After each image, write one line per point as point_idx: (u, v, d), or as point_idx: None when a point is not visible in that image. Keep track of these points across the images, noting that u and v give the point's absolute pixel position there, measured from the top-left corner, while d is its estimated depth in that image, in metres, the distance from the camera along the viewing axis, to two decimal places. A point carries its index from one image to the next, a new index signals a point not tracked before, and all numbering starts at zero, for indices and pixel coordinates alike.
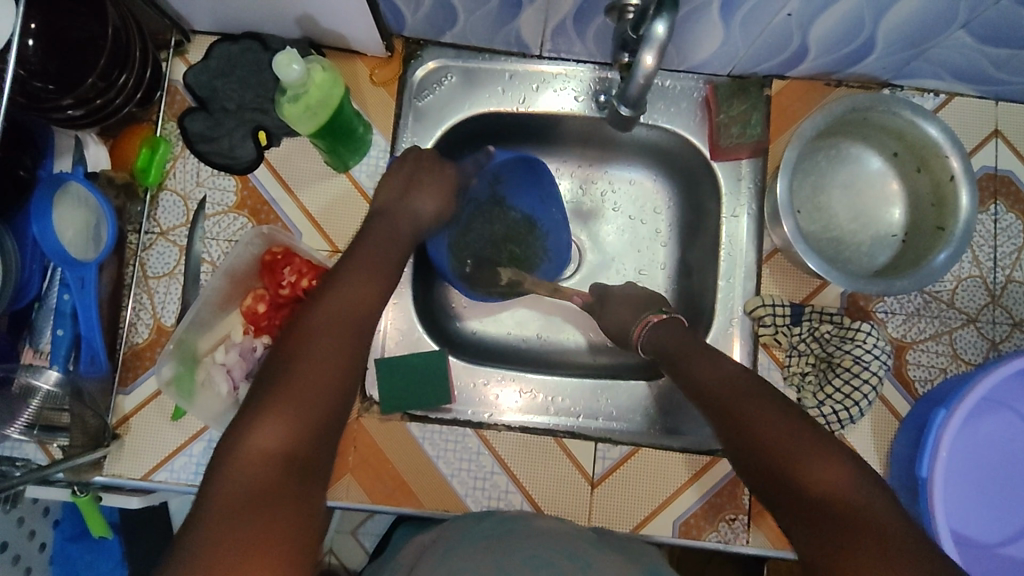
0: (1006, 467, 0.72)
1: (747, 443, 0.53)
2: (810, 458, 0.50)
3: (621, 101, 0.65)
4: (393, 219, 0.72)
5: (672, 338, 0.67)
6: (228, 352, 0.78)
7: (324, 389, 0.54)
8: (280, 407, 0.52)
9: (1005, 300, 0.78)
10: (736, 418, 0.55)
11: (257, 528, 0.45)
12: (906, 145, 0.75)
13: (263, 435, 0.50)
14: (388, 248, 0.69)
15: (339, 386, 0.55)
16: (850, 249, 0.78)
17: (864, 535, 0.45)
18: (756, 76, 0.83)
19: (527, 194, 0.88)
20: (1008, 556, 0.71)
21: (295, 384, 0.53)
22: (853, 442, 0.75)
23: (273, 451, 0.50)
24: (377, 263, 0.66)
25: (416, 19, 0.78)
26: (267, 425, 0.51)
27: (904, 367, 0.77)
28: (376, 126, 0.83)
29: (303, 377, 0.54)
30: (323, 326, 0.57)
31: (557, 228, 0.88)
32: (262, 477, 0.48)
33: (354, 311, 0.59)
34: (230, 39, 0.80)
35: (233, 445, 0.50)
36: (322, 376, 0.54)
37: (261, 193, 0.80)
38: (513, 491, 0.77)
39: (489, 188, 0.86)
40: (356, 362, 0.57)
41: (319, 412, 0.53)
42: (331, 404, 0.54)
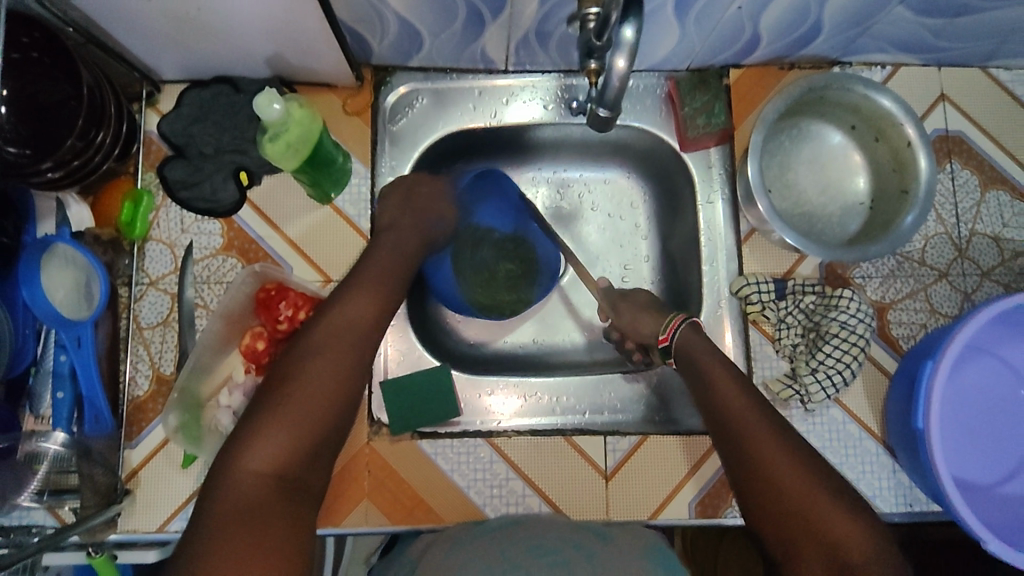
0: (991, 408, 0.76)
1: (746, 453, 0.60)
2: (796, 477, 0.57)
3: (599, 105, 0.64)
4: (389, 250, 0.73)
5: (696, 339, 0.70)
6: (231, 394, 0.77)
7: (321, 411, 0.57)
8: (272, 426, 0.55)
9: (971, 252, 0.82)
10: (743, 433, 0.60)
11: (248, 541, 0.49)
12: (862, 116, 0.79)
13: (255, 455, 0.53)
14: (383, 269, 0.70)
15: (327, 408, 0.58)
16: (822, 223, 0.81)
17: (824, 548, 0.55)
18: (713, 67, 0.87)
19: (492, 210, 0.91)
20: (1007, 494, 0.74)
21: (287, 407, 0.56)
22: (849, 404, 0.78)
23: (269, 468, 0.53)
24: (372, 282, 0.68)
25: (383, 47, 0.80)
26: (261, 446, 0.54)
27: (887, 326, 0.80)
28: (354, 154, 0.84)
29: (301, 400, 0.57)
30: (316, 349, 0.60)
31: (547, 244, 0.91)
32: (252, 497, 0.52)
33: (351, 334, 0.62)
34: (200, 85, 0.81)
35: (228, 463, 0.53)
36: (318, 400, 0.57)
37: (247, 232, 0.81)
38: (529, 494, 0.78)
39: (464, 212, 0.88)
40: (351, 384, 0.60)
41: (319, 425, 0.57)
42: (327, 423, 0.57)
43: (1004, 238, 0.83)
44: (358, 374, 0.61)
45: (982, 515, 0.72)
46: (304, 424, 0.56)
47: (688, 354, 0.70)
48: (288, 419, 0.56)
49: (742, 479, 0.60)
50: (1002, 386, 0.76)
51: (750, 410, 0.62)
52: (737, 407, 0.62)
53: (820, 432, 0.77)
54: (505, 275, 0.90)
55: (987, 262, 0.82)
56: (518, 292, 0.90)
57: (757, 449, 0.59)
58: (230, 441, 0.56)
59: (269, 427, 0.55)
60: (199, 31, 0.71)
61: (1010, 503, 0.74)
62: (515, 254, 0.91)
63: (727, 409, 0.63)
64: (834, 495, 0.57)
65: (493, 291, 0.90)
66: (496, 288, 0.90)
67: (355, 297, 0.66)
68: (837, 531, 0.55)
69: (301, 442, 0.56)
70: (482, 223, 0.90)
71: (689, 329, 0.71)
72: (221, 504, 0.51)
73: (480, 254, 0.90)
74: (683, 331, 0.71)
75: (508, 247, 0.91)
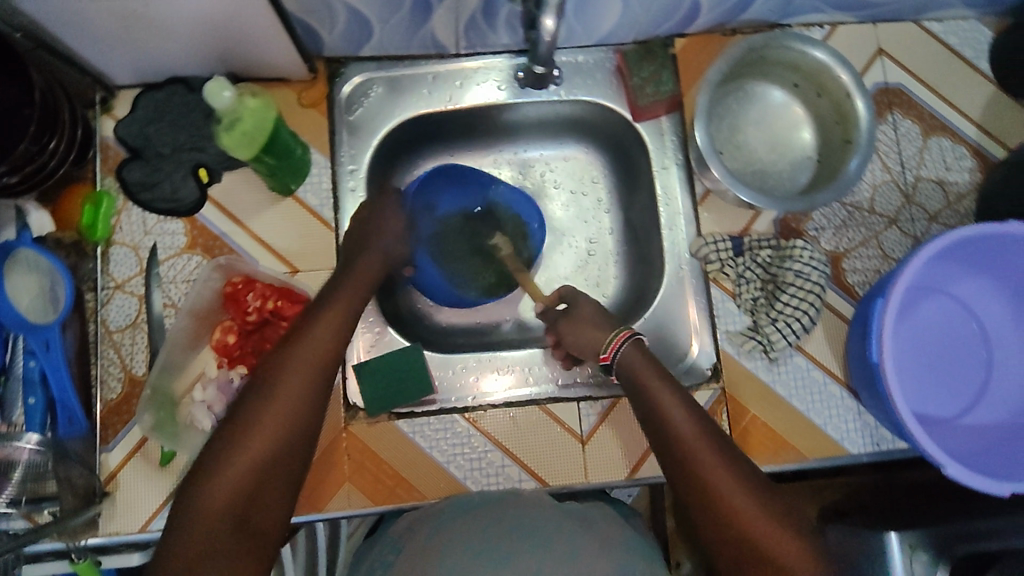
0: (946, 345, 0.79)
1: (686, 473, 0.62)
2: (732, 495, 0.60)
3: (535, 61, 0.72)
4: (354, 276, 0.74)
5: (639, 356, 0.70)
6: (205, 389, 0.78)
7: (275, 449, 0.60)
8: (230, 470, 0.58)
9: (918, 198, 0.85)
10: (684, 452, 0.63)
11: None
12: (802, 74, 0.82)
13: (211, 499, 0.57)
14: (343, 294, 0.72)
15: (287, 432, 0.61)
16: (773, 179, 0.84)
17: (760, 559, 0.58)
18: (658, 38, 0.89)
19: (448, 193, 0.90)
20: (969, 425, 0.76)
21: (243, 450, 0.59)
22: (812, 351, 0.81)
23: (227, 495, 0.57)
24: (334, 307, 0.70)
25: (333, 37, 0.81)
26: (216, 490, 0.57)
27: (842, 274, 0.83)
28: (313, 146, 0.84)
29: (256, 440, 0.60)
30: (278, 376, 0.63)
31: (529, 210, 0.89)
32: (210, 539, 0.56)
33: (307, 369, 0.64)
34: (154, 88, 0.82)
35: (188, 506, 0.57)
36: (275, 427, 0.60)
37: (210, 229, 0.82)
38: (508, 464, 0.79)
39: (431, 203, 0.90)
40: (306, 418, 0.62)
41: (275, 460, 0.60)
42: (283, 458, 0.60)
43: (949, 182, 0.86)
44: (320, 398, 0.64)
45: (946, 446, 0.75)
46: (255, 458, 0.59)
47: (631, 373, 0.70)
48: (246, 460, 0.59)
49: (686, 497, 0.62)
50: (955, 323, 0.79)
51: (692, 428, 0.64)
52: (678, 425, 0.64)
53: (785, 381, 0.80)
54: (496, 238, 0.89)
55: (934, 205, 0.85)
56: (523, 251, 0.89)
57: (696, 466, 0.62)
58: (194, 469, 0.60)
59: (224, 472, 0.58)
60: (147, 29, 0.71)
61: (973, 433, 0.76)
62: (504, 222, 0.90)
63: (668, 427, 0.65)
64: (765, 510, 0.60)
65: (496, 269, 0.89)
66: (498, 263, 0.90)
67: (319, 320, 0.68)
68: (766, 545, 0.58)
69: (262, 467, 0.59)
70: (443, 209, 0.90)
71: (632, 346, 0.71)
72: (184, 545, 0.56)
73: (458, 234, 0.90)
74: (628, 348, 0.71)
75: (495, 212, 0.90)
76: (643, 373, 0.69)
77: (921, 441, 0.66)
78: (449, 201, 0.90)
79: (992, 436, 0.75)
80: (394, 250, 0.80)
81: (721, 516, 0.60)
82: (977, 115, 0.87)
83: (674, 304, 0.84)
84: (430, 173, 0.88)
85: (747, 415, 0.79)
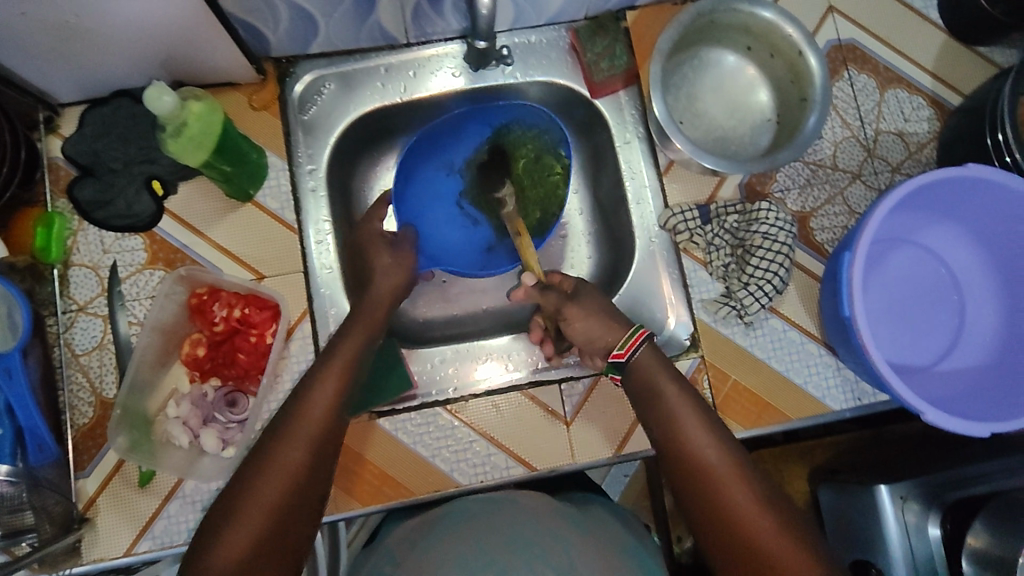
0: (919, 294, 0.80)
1: (687, 464, 0.65)
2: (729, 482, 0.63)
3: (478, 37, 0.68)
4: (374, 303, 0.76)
5: (653, 361, 0.71)
6: (179, 404, 0.77)
7: (298, 474, 0.62)
8: (262, 494, 0.60)
9: (880, 150, 0.85)
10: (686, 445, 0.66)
11: None
12: (754, 35, 0.82)
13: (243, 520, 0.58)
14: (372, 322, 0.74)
15: (307, 473, 0.62)
16: (735, 144, 0.84)
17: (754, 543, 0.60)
18: (609, 12, 0.88)
19: (453, 143, 0.87)
20: (946, 371, 0.77)
21: (272, 473, 0.61)
22: (786, 311, 0.81)
23: (243, 549, 0.57)
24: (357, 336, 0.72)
25: (279, 37, 0.80)
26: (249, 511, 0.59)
27: (810, 233, 0.83)
28: (269, 149, 0.83)
29: (283, 465, 0.62)
30: (280, 439, 0.63)
31: (543, 117, 0.81)
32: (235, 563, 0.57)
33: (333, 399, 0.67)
34: (100, 103, 0.80)
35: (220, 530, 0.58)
36: (276, 496, 0.60)
37: (170, 242, 0.80)
38: (494, 453, 0.79)
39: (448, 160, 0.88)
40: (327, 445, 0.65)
41: (298, 484, 0.61)
42: (306, 482, 0.62)
43: (909, 133, 0.86)
44: (323, 462, 0.64)
45: (925, 393, 0.75)
46: (282, 481, 0.61)
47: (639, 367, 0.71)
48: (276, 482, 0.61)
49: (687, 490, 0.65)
50: (926, 271, 0.80)
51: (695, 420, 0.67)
52: (681, 419, 0.67)
53: (762, 344, 0.80)
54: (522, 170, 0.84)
55: (896, 157, 0.86)
56: (558, 164, 0.82)
57: (696, 458, 0.65)
58: (219, 508, 0.60)
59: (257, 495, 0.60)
60: (82, 41, 0.69)
61: (950, 379, 0.77)
62: (528, 136, 0.83)
63: (672, 420, 0.67)
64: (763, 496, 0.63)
65: (525, 199, 0.84)
66: (535, 189, 0.84)
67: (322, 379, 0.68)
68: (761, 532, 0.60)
69: (263, 535, 0.59)
70: (459, 158, 0.87)
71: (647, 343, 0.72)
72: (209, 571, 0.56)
73: (487, 170, 0.86)
74: (645, 350, 0.71)
75: (518, 130, 0.83)
76: (650, 367, 0.71)
77: (897, 387, 0.66)
78: (466, 150, 0.87)
79: (970, 379, 0.76)
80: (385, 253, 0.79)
81: (739, 519, 0.61)
82: (931, 64, 0.88)
83: (647, 278, 0.84)
84: (431, 135, 0.85)
85: (728, 380, 0.79)
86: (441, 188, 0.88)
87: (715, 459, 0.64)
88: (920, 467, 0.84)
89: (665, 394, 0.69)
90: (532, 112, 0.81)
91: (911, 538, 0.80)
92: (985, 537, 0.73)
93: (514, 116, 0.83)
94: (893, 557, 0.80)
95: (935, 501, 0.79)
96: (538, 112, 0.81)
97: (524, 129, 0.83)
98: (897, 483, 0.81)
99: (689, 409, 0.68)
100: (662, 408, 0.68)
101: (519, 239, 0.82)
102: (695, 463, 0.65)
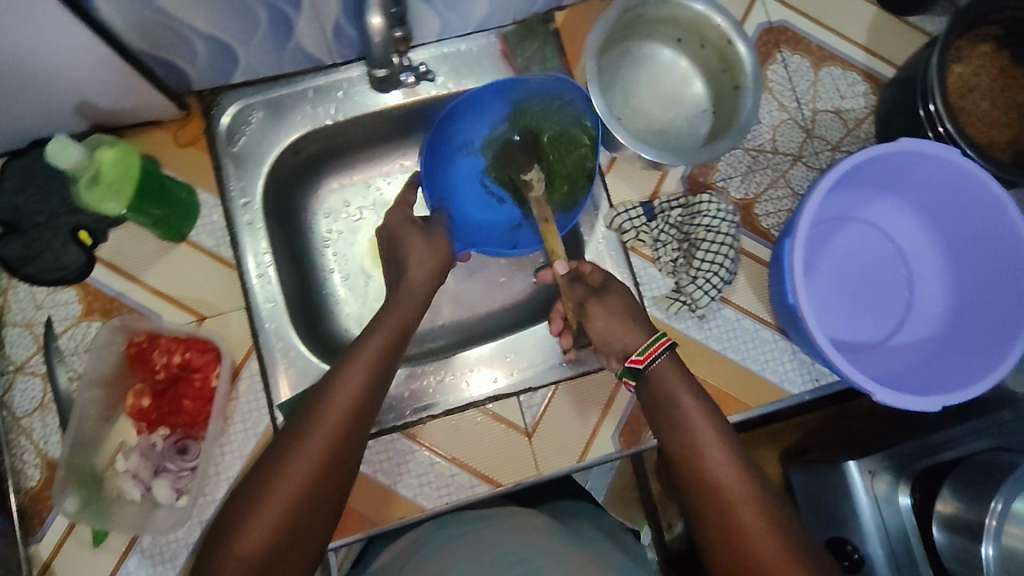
0: (867, 270, 0.80)
1: (691, 461, 0.65)
2: (728, 480, 0.63)
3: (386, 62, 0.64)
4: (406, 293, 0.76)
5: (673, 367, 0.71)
6: (128, 458, 0.74)
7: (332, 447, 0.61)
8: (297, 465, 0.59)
9: (818, 130, 0.85)
10: (692, 442, 0.66)
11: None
12: (683, 27, 0.81)
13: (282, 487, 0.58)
14: (405, 309, 0.74)
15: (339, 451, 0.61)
16: (673, 136, 0.83)
17: (742, 543, 0.59)
18: (536, 15, 0.87)
19: (470, 125, 0.83)
20: (898, 345, 0.78)
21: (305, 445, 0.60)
22: (737, 300, 0.80)
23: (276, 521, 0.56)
24: (390, 321, 0.72)
25: (199, 71, 0.78)
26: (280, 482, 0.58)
27: (755, 220, 0.83)
28: (199, 185, 0.81)
29: (318, 437, 0.61)
30: (308, 422, 0.62)
31: (565, 87, 0.77)
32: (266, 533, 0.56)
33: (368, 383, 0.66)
34: (19, 154, 0.77)
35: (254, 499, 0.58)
36: (271, 535, 0.56)
37: (105, 291, 0.77)
38: (458, 473, 0.78)
39: (466, 141, 0.85)
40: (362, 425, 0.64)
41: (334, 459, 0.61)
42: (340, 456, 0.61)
43: (846, 110, 0.86)
44: (354, 447, 0.63)
45: (877, 369, 0.76)
46: (313, 455, 0.60)
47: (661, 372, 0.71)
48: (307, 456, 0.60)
49: (689, 488, 0.65)
50: (872, 247, 0.80)
51: (702, 419, 0.67)
52: (691, 418, 0.67)
53: (717, 335, 0.79)
54: (551, 141, 0.83)
55: (835, 135, 0.85)
56: (585, 135, 0.80)
57: (700, 453, 0.65)
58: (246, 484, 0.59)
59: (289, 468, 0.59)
60: None
61: (902, 352, 0.77)
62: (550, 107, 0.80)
63: (682, 418, 0.68)
64: (760, 498, 0.62)
65: (552, 174, 0.82)
66: (563, 162, 0.82)
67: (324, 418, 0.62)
68: (750, 532, 0.59)
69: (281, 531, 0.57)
70: (477, 136, 0.85)
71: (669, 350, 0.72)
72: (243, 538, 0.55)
73: (510, 148, 0.84)
74: (664, 360, 0.71)
75: (539, 105, 0.81)
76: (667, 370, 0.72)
77: (846, 371, 0.66)
78: (484, 131, 0.84)
79: (923, 351, 0.77)
80: (418, 245, 0.78)
81: (730, 514, 0.61)
82: (863, 38, 0.87)
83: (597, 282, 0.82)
84: (445, 124, 0.81)
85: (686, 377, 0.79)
86: (462, 171, 0.87)
87: (717, 458, 0.65)
88: (886, 441, 0.85)
89: (680, 390, 0.69)
90: (552, 83, 0.78)
91: (882, 510, 0.79)
92: (953, 501, 0.75)
93: (530, 90, 0.79)
94: (867, 531, 0.79)
95: (905, 471, 0.80)
96: (558, 82, 0.77)
97: (547, 100, 0.79)
98: (865, 458, 0.80)
99: (699, 408, 0.68)
100: (676, 406, 0.69)
101: (545, 227, 0.75)
102: (698, 460, 0.65)
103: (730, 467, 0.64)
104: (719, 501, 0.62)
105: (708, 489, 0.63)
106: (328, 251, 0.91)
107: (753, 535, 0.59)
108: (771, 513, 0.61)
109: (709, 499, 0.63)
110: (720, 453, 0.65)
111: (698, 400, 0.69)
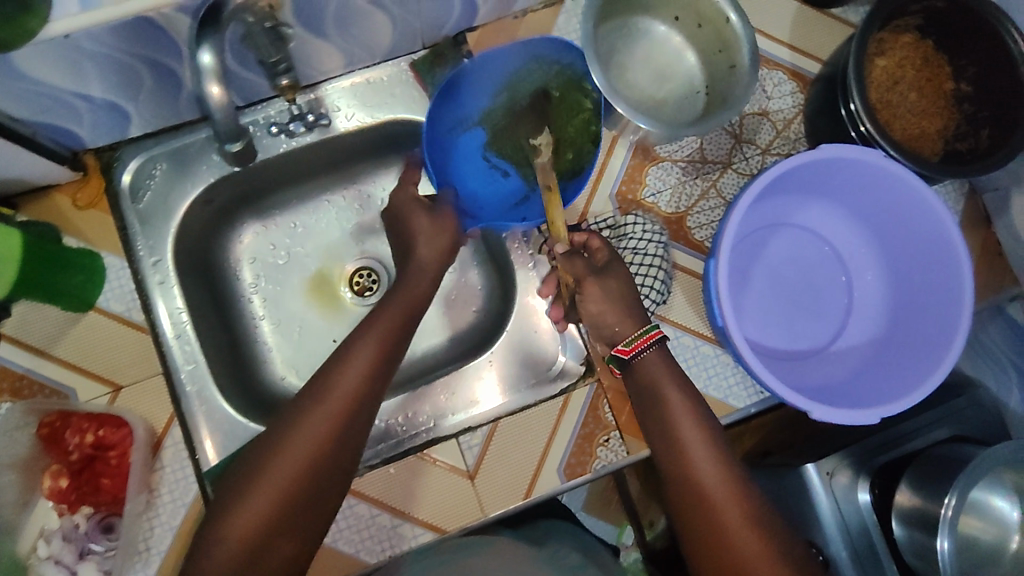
0: (806, 275, 0.77)
1: (676, 461, 0.63)
2: (714, 483, 0.61)
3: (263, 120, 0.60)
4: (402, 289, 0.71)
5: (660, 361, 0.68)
6: (50, 542, 0.71)
7: (311, 463, 0.59)
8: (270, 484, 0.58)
9: (747, 134, 0.82)
10: (678, 443, 0.64)
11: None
12: (683, 3, 0.78)
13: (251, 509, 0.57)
14: (406, 304, 0.70)
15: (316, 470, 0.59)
16: (665, 113, 0.80)
17: (722, 547, 0.59)
18: (447, 38, 0.83)
19: (468, 95, 0.78)
20: (839, 351, 0.76)
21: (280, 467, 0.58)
22: (675, 317, 0.78)
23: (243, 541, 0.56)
24: (383, 325, 0.68)
25: (90, 130, 0.73)
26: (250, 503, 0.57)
27: (688, 233, 0.80)
28: (104, 248, 0.77)
29: (295, 455, 0.59)
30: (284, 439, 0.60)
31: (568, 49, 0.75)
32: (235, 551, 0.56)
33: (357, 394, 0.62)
34: None
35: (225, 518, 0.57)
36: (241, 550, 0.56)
37: (11, 369, 0.74)
38: (400, 524, 0.75)
39: (464, 112, 0.79)
40: (346, 440, 0.61)
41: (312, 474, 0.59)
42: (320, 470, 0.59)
43: (774, 111, 0.83)
44: (337, 461, 0.60)
45: (818, 378, 0.74)
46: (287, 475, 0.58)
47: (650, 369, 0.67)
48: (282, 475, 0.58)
49: (672, 487, 0.63)
50: (808, 251, 0.78)
51: (689, 417, 0.65)
52: (680, 414, 0.65)
53: None
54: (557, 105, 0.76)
55: (764, 138, 0.83)
56: (586, 97, 0.76)
57: (685, 455, 0.63)
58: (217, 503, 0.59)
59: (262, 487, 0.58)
60: None
61: (844, 358, 0.76)
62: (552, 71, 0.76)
63: (671, 416, 0.65)
64: (743, 503, 0.61)
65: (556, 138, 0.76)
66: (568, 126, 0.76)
67: (277, 463, 0.58)
68: (732, 536, 0.59)
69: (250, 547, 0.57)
70: (475, 110, 0.79)
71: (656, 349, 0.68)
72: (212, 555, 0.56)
73: (511, 118, 0.79)
74: (652, 352, 0.68)
75: (536, 73, 0.77)
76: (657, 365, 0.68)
77: (779, 392, 0.64)
78: (485, 100, 0.79)
79: (865, 354, 0.75)
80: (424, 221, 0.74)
81: (712, 517, 0.60)
82: (787, 36, 0.84)
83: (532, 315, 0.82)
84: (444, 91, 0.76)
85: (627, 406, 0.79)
86: (462, 147, 0.80)
87: (701, 460, 0.63)
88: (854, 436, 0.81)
89: (668, 387, 0.66)
90: (550, 48, 0.75)
91: (842, 507, 0.76)
92: (912, 495, 0.72)
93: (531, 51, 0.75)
94: (828, 526, 0.76)
95: (864, 466, 0.76)
96: (555, 43, 0.74)
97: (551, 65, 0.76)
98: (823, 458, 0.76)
99: (686, 406, 0.66)
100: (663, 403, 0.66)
101: (547, 194, 0.70)
102: (683, 461, 0.63)
103: (716, 470, 0.62)
104: (701, 503, 0.61)
105: (692, 491, 0.62)
106: (255, 298, 0.87)
107: (736, 539, 0.59)
108: (754, 517, 0.60)
109: (692, 500, 0.62)
110: (704, 454, 0.63)
111: (686, 398, 0.66)
